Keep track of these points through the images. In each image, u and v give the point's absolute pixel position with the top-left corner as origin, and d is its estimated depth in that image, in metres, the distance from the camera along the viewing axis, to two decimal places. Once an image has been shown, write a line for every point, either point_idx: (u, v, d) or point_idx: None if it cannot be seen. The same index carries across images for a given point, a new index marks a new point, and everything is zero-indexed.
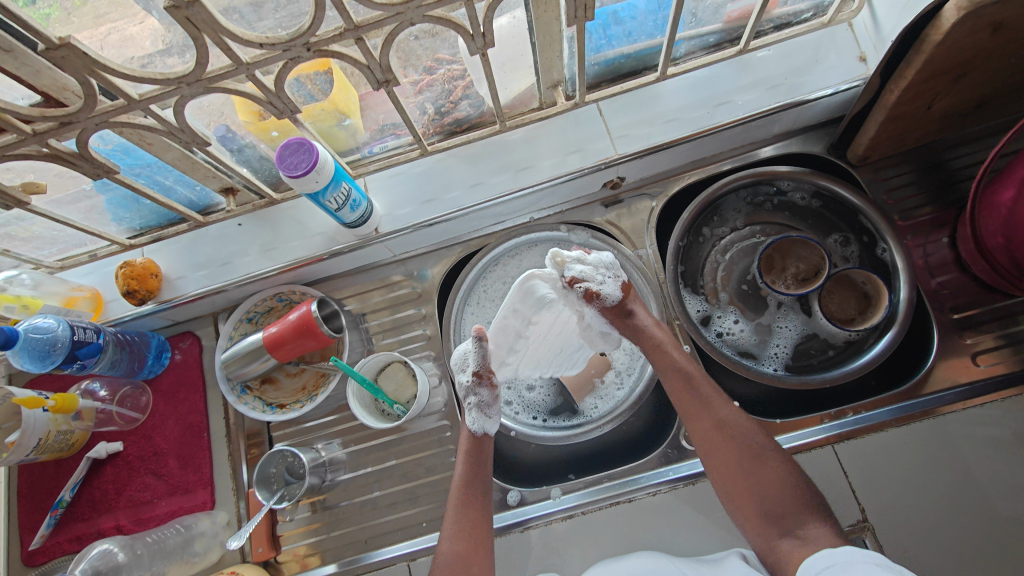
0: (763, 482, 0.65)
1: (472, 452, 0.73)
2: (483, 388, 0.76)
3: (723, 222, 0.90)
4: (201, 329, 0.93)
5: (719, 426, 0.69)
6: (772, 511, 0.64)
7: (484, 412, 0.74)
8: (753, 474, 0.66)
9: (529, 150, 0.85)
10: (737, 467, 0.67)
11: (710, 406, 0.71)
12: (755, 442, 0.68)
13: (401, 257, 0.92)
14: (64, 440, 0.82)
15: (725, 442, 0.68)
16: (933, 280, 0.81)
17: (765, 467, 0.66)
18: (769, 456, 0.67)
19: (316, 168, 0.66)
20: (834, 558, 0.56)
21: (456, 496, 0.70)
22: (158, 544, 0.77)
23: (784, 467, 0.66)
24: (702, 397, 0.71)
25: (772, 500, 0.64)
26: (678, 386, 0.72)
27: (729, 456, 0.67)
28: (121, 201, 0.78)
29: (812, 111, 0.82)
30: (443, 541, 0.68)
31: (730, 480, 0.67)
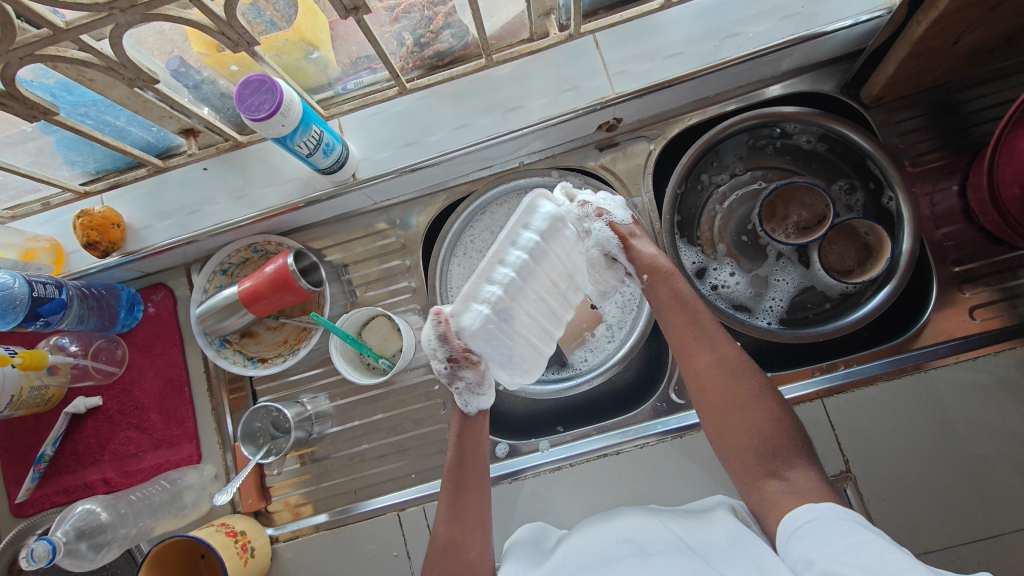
0: (755, 420, 0.61)
1: (464, 427, 0.68)
2: (468, 368, 0.65)
3: (724, 167, 0.86)
4: (174, 281, 0.88)
5: (715, 358, 0.65)
6: (761, 452, 0.60)
7: (476, 390, 0.66)
8: (745, 410, 0.62)
9: (519, 87, 0.78)
10: (730, 402, 0.63)
11: (706, 337, 0.66)
12: (750, 381, 0.63)
13: (383, 205, 0.87)
14: (40, 396, 0.80)
15: (719, 375, 0.64)
16: (938, 232, 0.78)
17: (759, 405, 0.62)
18: (765, 395, 0.63)
19: (281, 109, 0.59)
20: (816, 514, 0.52)
21: (450, 480, 0.67)
22: (144, 501, 0.76)
23: (778, 409, 0.62)
24: (705, 328, 0.67)
25: (760, 435, 0.61)
26: (682, 312, 0.68)
27: (721, 391, 0.64)
28: (72, 143, 0.72)
29: (828, 45, 0.75)
30: (438, 524, 0.66)
31: (722, 420, 0.63)
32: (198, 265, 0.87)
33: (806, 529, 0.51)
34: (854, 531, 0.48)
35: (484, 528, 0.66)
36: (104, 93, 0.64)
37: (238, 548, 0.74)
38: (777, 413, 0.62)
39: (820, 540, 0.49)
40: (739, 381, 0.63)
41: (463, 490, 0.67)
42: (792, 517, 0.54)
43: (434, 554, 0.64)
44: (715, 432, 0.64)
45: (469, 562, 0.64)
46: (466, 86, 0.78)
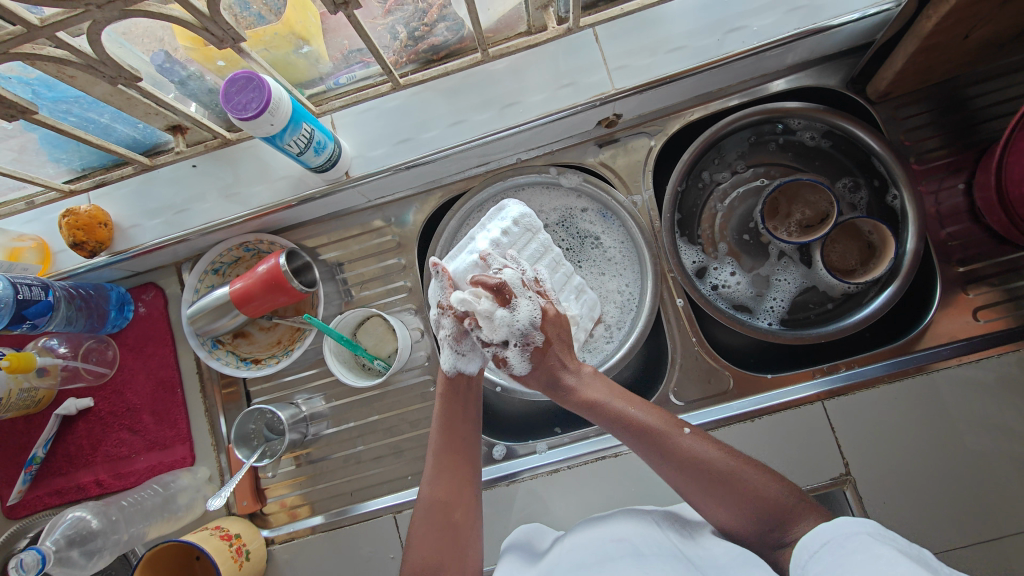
0: (741, 500, 0.57)
1: (447, 392, 0.67)
2: (446, 319, 0.63)
3: (725, 164, 0.84)
4: (165, 280, 0.87)
5: (679, 461, 0.60)
6: (761, 525, 0.57)
7: (461, 351, 0.65)
8: (729, 496, 0.58)
9: (516, 82, 0.75)
10: (712, 495, 0.58)
11: (662, 443, 0.61)
12: (719, 465, 0.59)
13: (378, 203, 0.85)
14: (29, 397, 0.78)
15: (689, 476, 0.59)
16: (942, 231, 0.77)
17: (740, 480, 0.58)
18: (742, 471, 0.59)
19: (269, 108, 0.57)
20: (830, 533, 0.51)
21: (438, 441, 0.66)
22: (135, 506, 0.75)
23: (759, 475, 0.59)
24: (654, 438, 0.61)
25: (753, 511, 0.57)
26: (630, 432, 0.62)
27: (699, 488, 0.59)
28: (55, 140, 0.70)
29: (834, 38, 0.73)
30: (424, 485, 0.65)
31: (714, 511, 0.59)
32: (189, 264, 0.85)
33: (821, 552, 0.51)
34: (863, 545, 0.47)
35: (474, 487, 0.65)
36: (85, 90, 0.62)
37: (232, 552, 0.73)
38: (760, 481, 0.58)
39: (833, 562, 0.48)
40: (711, 472, 0.59)
41: (449, 451, 0.66)
42: (808, 542, 0.53)
43: (421, 512, 0.63)
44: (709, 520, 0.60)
45: (456, 522, 0.63)
46: (462, 82, 0.76)
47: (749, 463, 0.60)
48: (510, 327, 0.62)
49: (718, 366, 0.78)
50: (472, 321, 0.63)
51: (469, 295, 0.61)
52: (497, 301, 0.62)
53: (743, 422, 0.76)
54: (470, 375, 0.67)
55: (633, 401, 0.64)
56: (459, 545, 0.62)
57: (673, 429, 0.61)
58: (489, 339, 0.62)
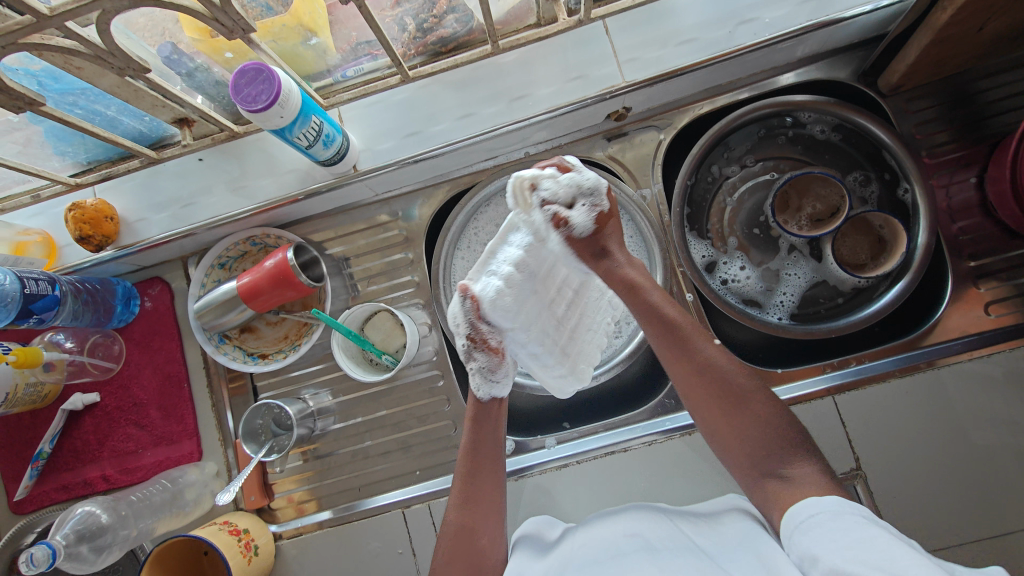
0: (745, 421, 0.58)
1: (477, 417, 0.67)
2: (480, 351, 0.65)
3: (734, 159, 0.83)
4: (171, 274, 0.86)
5: (700, 366, 0.60)
6: (757, 452, 0.57)
7: (491, 376, 0.66)
8: (736, 415, 0.58)
9: (525, 74, 0.75)
10: (721, 410, 0.59)
11: (689, 346, 0.60)
12: (738, 384, 0.59)
13: (385, 197, 0.84)
14: (35, 392, 0.78)
15: (705, 382, 0.59)
16: (953, 226, 0.77)
17: (750, 405, 0.58)
18: (756, 395, 0.59)
19: (279, 100, 0.57)
20: (821, 508, 0.50)
21: (463, 465, 0.66)
22: (144, 501, 0.75)
23: (770, 404, 0.59)
24: (681, 334, 0.61)
25: (750, 437, 0.58)
26: (659, 324, 0.61)
27: (708, 400, 0.59)
28: (61, 133, 0.69)
29: (846, 31, 0.72)
30: (449, 510, 0.65)
31: (714, 422, 0.60)
32: (195, 258, 0.85)
33: (809, 524, 0.50)
34: (861, 527, 0.47)
35: (497, 512, 0.65)
36: (92, 81, 0.61)
37: (241, 547, 0.73)
38: (770, 409, 0.59)
39: (821, 538, 0.48)
40: (727, 389, 0.59)
41: (475, 471, 0.66)
42: (795, 511, 0.52)
43: (447, 536, 0.63)
44: (709, 438, 0.61)
45: (481, 549, 0.63)
46: (471, 74, 0.76)
47: (766, 392, 0.59)
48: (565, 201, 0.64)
49: None
50: (499, 348, 0.66)
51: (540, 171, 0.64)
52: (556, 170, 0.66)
53: None
54: (498, 400, 0.67)
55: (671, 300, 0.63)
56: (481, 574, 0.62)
57: (700, 337, 0.61)
58: (552, 198, 0.64)
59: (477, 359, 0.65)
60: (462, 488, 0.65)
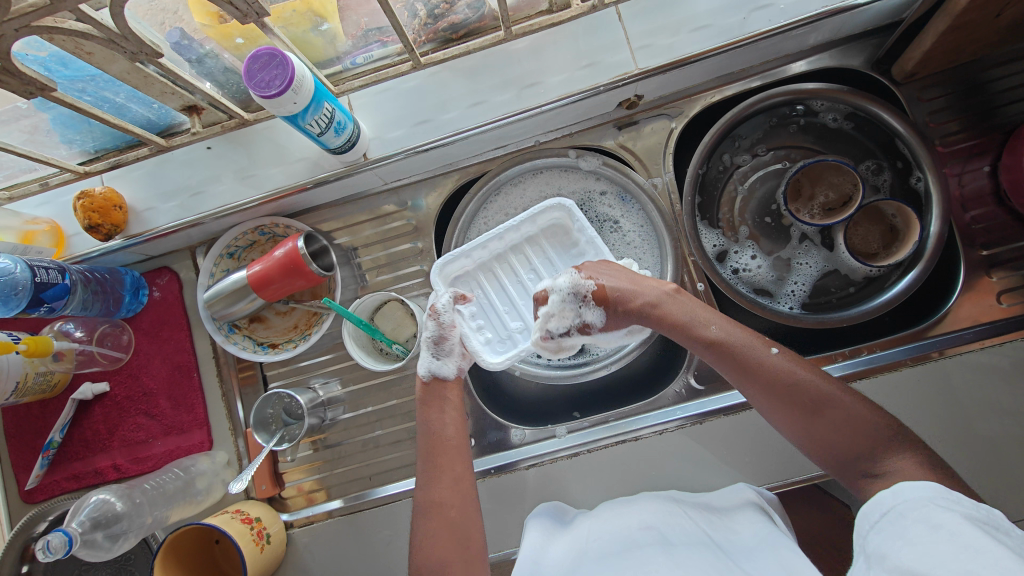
0: (830, 425, 0.57)
1: (426, 397, 0.69)
2: (434, 320, 0.69)
3: (745, 147, 0.83)
4: (179, 264, 0.86)
5: (766, 380, 0.60)
6: (850, 454, 0.56)
7: (441, 354, 0.69)
8: (819, 420, 0.57)
9: (537, 62, 0.74)
10: (800, 418, 0.58)
11: (750, 361, 0.61)
12: (813, 389, 0.58)
13: (394, 185, 0.84)
14: (45, 382, 0.78)
15: (776, 396, 0.59)
16: (966, 215, 0.76)
17: (832, 408, 0.57)
18: (840, 398, 0.57)
19: (292, 85, 0.56)
20: (892, 502, 0.49)
21: (425, 444, 0.66)
22: (158, 489, 0.75)
23: (852, 403, 0.57)
24: (739, 352, 0.61)
25: (836, 443, 0.56)
26: (714, 346, 0.63)
27: (784, 409, 0.59)
28: (68, 120, 0.69)
29: (861, 17, 0.71)
30: (418, 490, 0.64)
31: (799, 433, 0.59)
32: (203, 248, 0.84)
33: (885, 521, 0.48)
34: (926, 516, 0.45)
35: (466, 482, 0.65)
36: (103, 67, 0.61)
37: (254, 535, 0.73)
38: (857, 411, 0.56)
39: (896, 533, 0.47)
40: (804, 397, 0.58)
41: (439, 451, 0.66)
42: (869, 510, 0.51)
43: (419, 516, 0.62)
44: (799, 446, 0.60)
45: (452, 521, 0.62)
46: (482, 61, 0.75)
47: (850, 394, 0.58)
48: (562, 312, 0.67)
49: None
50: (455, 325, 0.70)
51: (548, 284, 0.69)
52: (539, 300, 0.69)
53: None
54: (445, 380, 0.69)
55: (721, 321, 0.64)
56: (460, 547, 0.60)
57: (758, 348, 0.61)
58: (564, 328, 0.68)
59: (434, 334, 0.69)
60: (427, 470, 0.64)
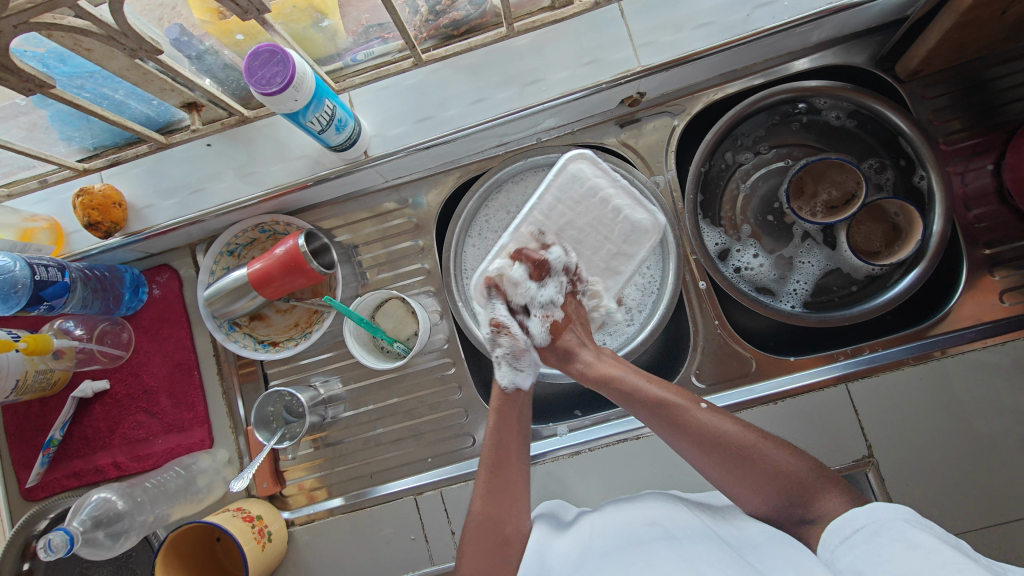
0: (759, 474, 0.57)
1: (502, 408, 0.67)
2: (504, 338, 0.67)
3: (748, 145, 0.83)
4: (179, 261, 0.85)
5: (698, 438, 0.59)
6: (779, 501, 0.56)
7: (513, 364, 0.67)
8: (748, 471, 0.57)
9: (539, 58, 0.74)
10: (731, 471, 0.58)
11: (683, 420, 0.60)
12: (740, 441, 0.58)
13: (394, 183, 0.83)
14: (45, 379, 0.78)
15: (709, 453, 0.58)
16: (969, 214, 0.76)
17: (761, 458, 0.57)
18: (765, 447, 0.58)
19: (294, 83, 0.56)
20: (864, 519, 0.50)
21: (489, 457, 0.66)
22: (159, 487, 0.75)
23: (779, 450, 0.58)
24: (669, 412, 0.60)
25: (767, 491, 0.56)
26: (647, 404, 0.61)
27: (718, 465, 0.58)
28: (67, 117, 0.68)
29: (865, 14, 0.71)
30: (476, 499, 0.65)
31: (732, 486, 0.58)
32: (203, 246, 0.84)
33: (856, 538, 0.50)
34: (902, 534, 0.47)
35: (523, 497, 0.65)
36: (102, 64, 0.60)
37: (255, 533, 0.73)
38: (783, 458, 0.57)
39: (869, 550, 0.48)
40: (732, 449, 0.58)
41: (501, 465, 0.65)
42: (838, 525, 0.52)
43: (472, 526, 0.63)
44: (732, 496, 0.59)
45: (503, 537, 0.62)
46: (484, 58, 0.74)
47: (771, 441, 0.58)
48: (556, 273, 0.70)
49: (740, 348, 0.78)
50: (518, 332, 0.67)
51: (506, 262, 0.69)
52: (533, 274, 0.68)
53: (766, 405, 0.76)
54: (525, 391, 0.68)
55: (652, 380, 0.64)
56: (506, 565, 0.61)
57: (688, 406, 0.60)
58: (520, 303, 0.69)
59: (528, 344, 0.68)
60: (486, 487, 0.65)
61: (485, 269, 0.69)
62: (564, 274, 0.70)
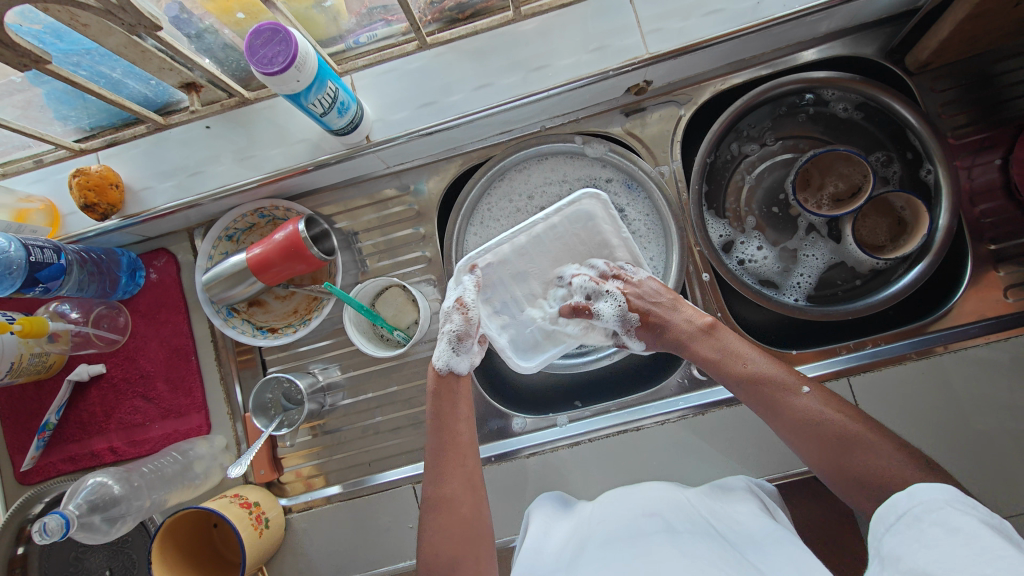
0: (859, 463, 0.54)
1: (438, 387, 0.67)
2: (459, 316, 0.66)
3: (754, 137, 0.82)
4: (177, 246, 0.84)
5: (796, 419, 0.59)
6: (879, 496, 0.53)
7: (459, 348, 0.66)
8: (845, 459, 0.55)
9: (545, 44, 0.72)
10: (829, 457, 0.56)
11: (779, 400, 0.60)
12: (839, 427, 0.57)
13: (395, 169, 0.82)
14: (40, 362, 0.77)
15: (806, 434, 0.58)
16: (974, 209, 0.76)
17: (859, 447, 0.55)
18: (869, 435, 0.55)
19: (295, 63, 0.55)
20: (910, 502, 0.48)
21: (433, 436, 0.65)
22: (156, 473, 0.74)
23: (884, 444, 0.54)
24: (770, 391, 0.61)
25: (859, 481, 0.54)
26: (746, 382, 0.63)
27: (815, 447, 0.57)
28: (63, 95, 0.67)
29: (876, 4, 0.70)
30: (427, 486, 0.64)
31: (829, 471, 0.57)
32: (201, 230, 0.83)
33: (901, 524, 0.47)
34: (942, 517, 0.44)
35: (477, 481, 0.64)
36: (98, 41, 0.59)
37: (253, 519, 0.73)
38: (886, 451, 0.54)
39: (912, 536, 0.45)
40: (829, 434, 0.57)
41: (449, 447, 0.64)
42: (884, 513, 0.49)
43: (430, 513, 0.62)
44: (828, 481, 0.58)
45: (462, 518, 0.61)
46: (489, 43, 0.73)
47: (877, 429, 0.55)
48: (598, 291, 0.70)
49: (742, 341, 0.77)
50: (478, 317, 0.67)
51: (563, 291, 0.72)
52: (581, 313, 0.70)
53: None
54: (461, 374, 0.67)
55: (751, 353, 0.64)
56: (468, 549, 0.60)
57: (788, 385, 0.61)
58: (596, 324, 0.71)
59: (615, 326, 0.71)
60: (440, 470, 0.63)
61: (474, 257, 0.69)
62: (609, 286, 0.70)
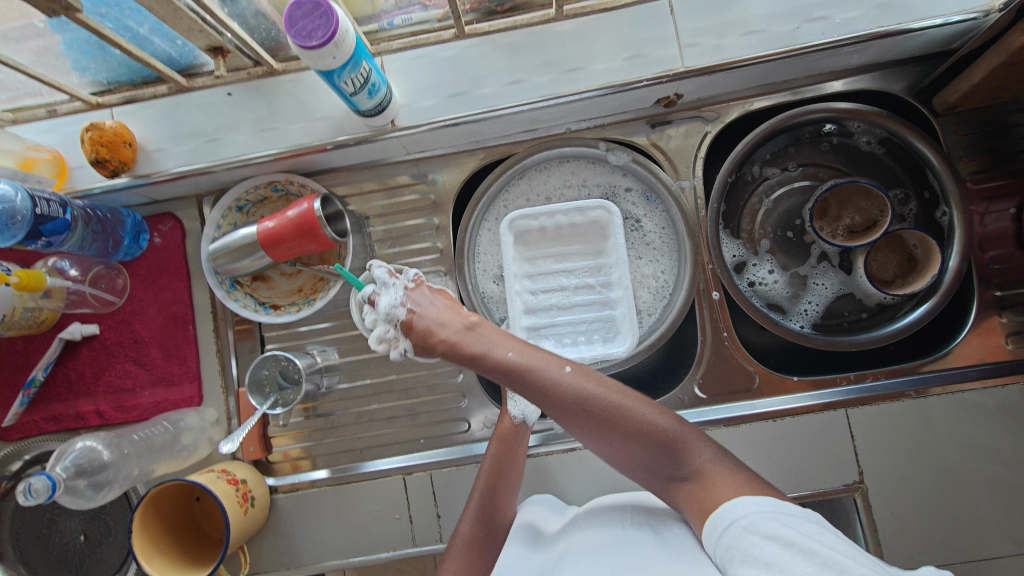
0: (625, 433, 0.58)
1: (506, 437, 0.69)
2: None
3: (776, 161, 0.83)
4: (184, 212, 0.82)
5: (570, 402, 0.58)
6: (658, 462, 0.58)
7: (531, 398, 0.70)
8: (617, 431, 0.58)
9: (581, 45, 0.72)
10: (606, 433, 0.58)
11: (546, 383, 0.59)
12: (606, 401, 0.58)
13: (415, 157, 0.81)
14: (32, 317, 0.75)
15: (580, 415, 0.58)
16: (985, 255, 0.77)
17: (627, 417, 0.58)
18: (628, 405, 0.58)
19: (335, 39, 0.53)
20: (741, 513, 0.50)
21: (483, 488, 0.66)
22: (146, 441, 0.72)
23: (647, 409, 0.59)
24: (527, 374, 0.59)
25: (642, 450, 0.58)
26: (506, 370, 0.60)
27: (585, 426, 0.59)
28: (84, 45, 0.65)
29: (911, 44, 0.70)
30: (462, 522, 0.65)
31: (611, 447, 0.59)
32: (211, 198, 0.81)
33: (737, 532, 0.49)
34: (775, 530, 0.47)
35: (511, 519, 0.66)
36: None
37: (238, 497, 0.71)
38: (645, 415, 0.58)
39: (749, 549, 0.47)
40: (597, 411, 0.58)
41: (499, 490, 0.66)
42: (714, 519, 0.51)
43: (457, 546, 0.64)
44: (608, 458, 0.60)
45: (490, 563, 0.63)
46: (525, 39, 0.72)
47: (635, 399, 0.59)
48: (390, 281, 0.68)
49: (746, 363, 0.78)
50: None
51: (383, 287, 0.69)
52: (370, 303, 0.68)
53: (768, 421, 0.76)
54: (528, 427, 0.70)
55: (517, 343, 0.62)
56: None
57: (551, 366, 0.60)
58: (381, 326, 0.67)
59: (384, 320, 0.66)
60: (484, 494, 0.66)
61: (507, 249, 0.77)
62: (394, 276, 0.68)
